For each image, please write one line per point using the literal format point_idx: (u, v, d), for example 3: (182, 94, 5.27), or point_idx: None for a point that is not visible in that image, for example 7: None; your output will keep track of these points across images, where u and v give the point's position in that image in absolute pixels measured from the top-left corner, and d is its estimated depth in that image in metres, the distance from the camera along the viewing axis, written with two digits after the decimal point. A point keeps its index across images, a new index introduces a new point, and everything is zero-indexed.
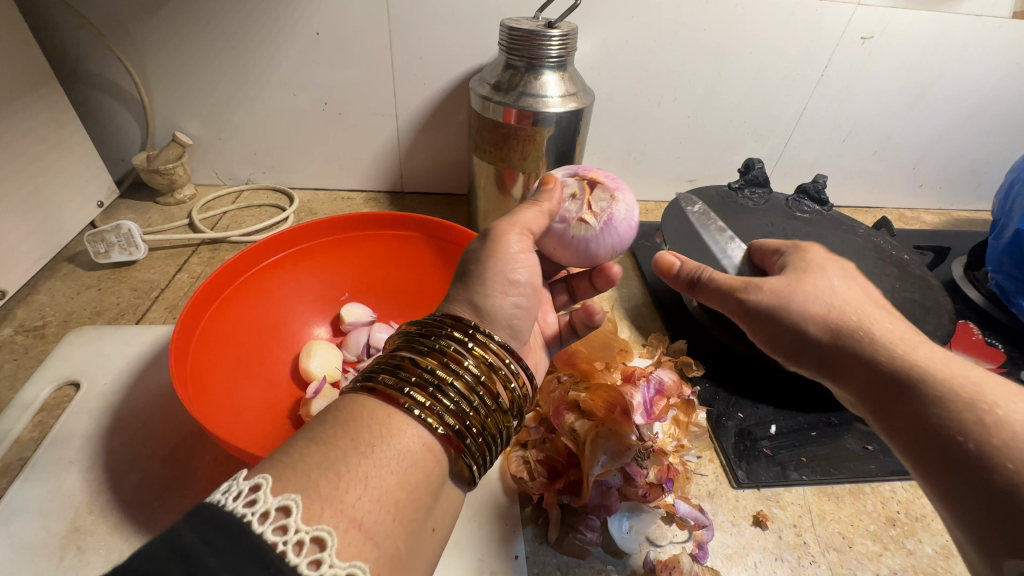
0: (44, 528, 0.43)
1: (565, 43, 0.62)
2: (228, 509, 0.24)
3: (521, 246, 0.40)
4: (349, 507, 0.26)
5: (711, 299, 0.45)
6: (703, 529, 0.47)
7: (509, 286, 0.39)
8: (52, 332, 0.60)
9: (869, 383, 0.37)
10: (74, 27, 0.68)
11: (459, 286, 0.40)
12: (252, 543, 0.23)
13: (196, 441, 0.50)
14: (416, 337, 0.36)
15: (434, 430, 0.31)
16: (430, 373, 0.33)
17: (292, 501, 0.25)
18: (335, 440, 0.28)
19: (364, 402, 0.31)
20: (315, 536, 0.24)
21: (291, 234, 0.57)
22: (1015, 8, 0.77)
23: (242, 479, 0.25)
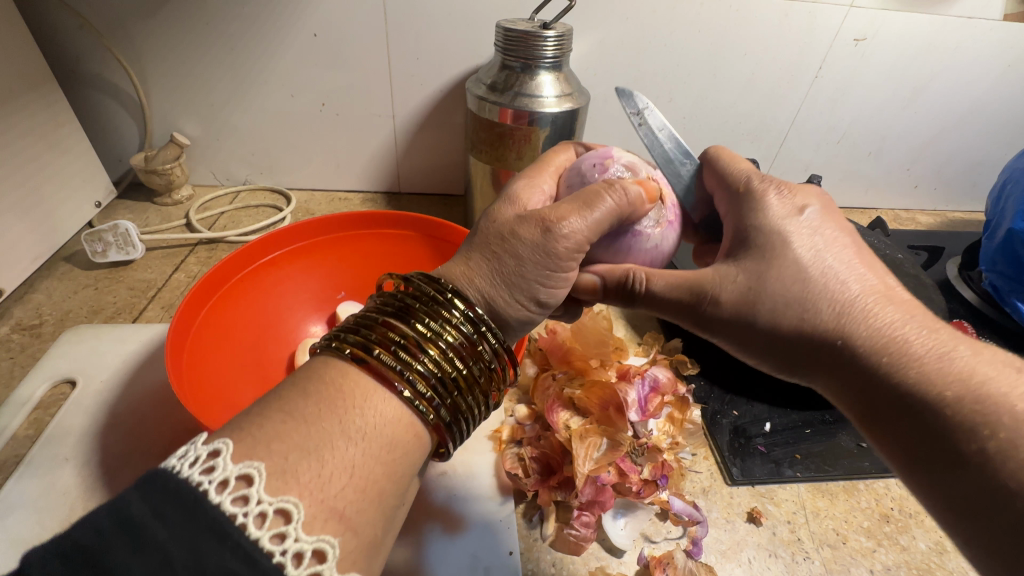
0: (38, 524, 0.43)
1: (560, 43, 0.63)
2: (183, 477, 0.24)
3: (570, 265, 0.38)
4: (330, 497, 0.26)
5: (659, 308, 0.41)
6: (697, 525, 0.47)
7: (536, 297, 0.38)
8: (49, 330, 0.60)
9: (860, 395, 0.36)
10: (73, 28, 0.68)
11: (490, 272, 0.37)
12: (209, 514, 0.23)
13: (191, 438, 0.50)
14: (417, 310, 0.34)
15: (424, 419, 0.32)
16: (431, 361, 0.32)
17: (253, 470, 0.25)
18: (320, 418, 0.28)
19: (355, 378, 0.31)
20: (278, 508, 0.24)
21: (289, 232, 0.58)
22: (1005, 10, 0.78)
23: (200, 445, 0.25)
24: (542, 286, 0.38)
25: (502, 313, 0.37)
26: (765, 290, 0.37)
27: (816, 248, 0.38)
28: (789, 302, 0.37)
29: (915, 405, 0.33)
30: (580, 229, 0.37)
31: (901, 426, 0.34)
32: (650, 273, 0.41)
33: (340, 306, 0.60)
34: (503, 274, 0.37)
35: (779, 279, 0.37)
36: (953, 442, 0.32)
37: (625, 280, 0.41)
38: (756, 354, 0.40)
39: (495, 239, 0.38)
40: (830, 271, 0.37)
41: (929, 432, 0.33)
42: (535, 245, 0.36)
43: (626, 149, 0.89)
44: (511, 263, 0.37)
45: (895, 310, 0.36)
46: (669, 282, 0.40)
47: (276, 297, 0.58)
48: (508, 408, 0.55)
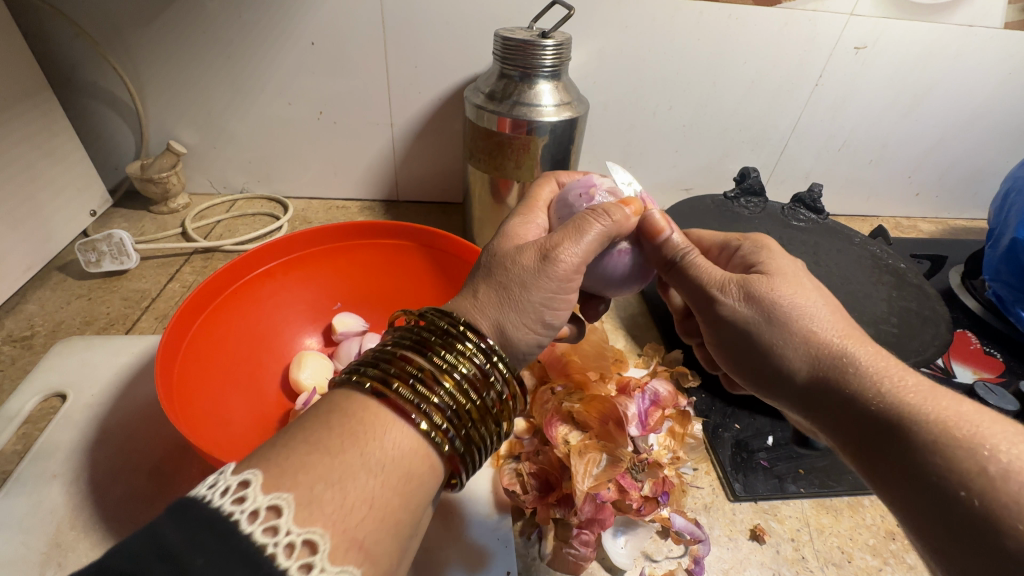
0: (23, 544, 0.42)
1: (559, 52, 0.62)
2: (215, 507, 0.23)
3: (571, 285, 0.38)
4: (352, 527, 0.25)
5: (682, 287, 0.43)
6: (699, 544, 0.46)
7: (541, 323, 0.37)
8: (40, 342, 0.59)
9: (853, 417, 0.34)
10: (70, 37, 0.68)
11: (493, 298, 0.36)
12: (241, 543, 0.22)
13: (183, 454, 0.49)
14: (432, 344, 0.33)
15: (440, 450, 0.30)
16: (447, 394, 0.31)
17: (282, 500, 0.24)
18: (341, 448, 0.27)
19: (375, 411, 0.30)
20: (306, 538, 0.23)
21: (283, 243, 0.56)
22: (1007, 18, 0.78)
23: (230, 474, 0.25)
24: (549, 309, 0.37)
25: (513, 336, 0.36)
26: (776, 307, 0.38)
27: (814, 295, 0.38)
28: (797, 318, 0.37)
29: (898, 438, 0.32)
30: (577, 252, 0.37)
31: (887, 460, 0.32)
32: (696, 254, 0.42)
33: (337, 317, 0.60)
34: (508, 300, 0.36)
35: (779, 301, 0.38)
36: (936, 477, 0.29)
37: (677, 252, 0.42)
38: (756, 375, 0.40)
39: (500, 268, 0.37)
40: (816, 308, 0.38)
41: (915, 469, 0.30)
42: (536, 270, 0.36)
43: (626, 156, 0.88)
44: (513, 287, 0.36)
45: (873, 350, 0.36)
46: (705, 266, 0.41)
47: (269, 309, 0.57)
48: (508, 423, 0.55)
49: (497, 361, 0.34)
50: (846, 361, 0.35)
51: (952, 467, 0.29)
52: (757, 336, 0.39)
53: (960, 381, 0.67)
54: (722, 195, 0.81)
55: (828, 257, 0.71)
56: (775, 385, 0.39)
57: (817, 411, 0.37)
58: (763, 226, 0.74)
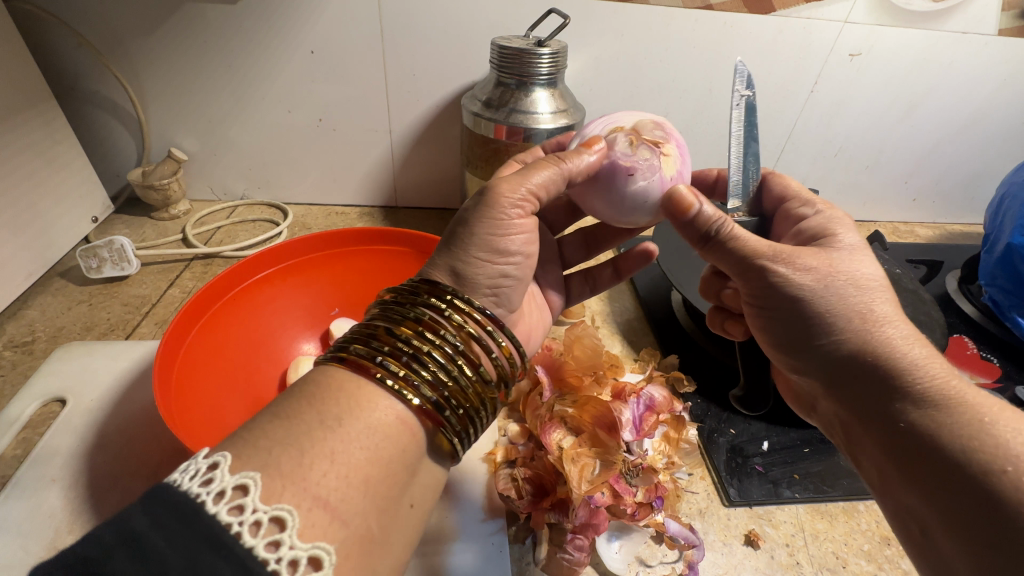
0: (21, 549, 0.42)
1: (554, 61, 0.63)
2: (184, 489, 0.24)
3: (522, 213, 0.39)
4: (313, 484, 0.27)
5: (724, 260, 0.42)
6: (693, 549, 0.46)
7: (497, 254, 0.39)
8: (41, 347, 0.60)
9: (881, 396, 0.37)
10: (73, 46, 0.69)
11: (443, 250, 0.40)
12: (206, 523, 0.23)
13: (180, 459, 0.49)
14: (392, 306, 0.36)
15: (405, 400, 0.32)
16: (404, 343, 0.33)
17: (249, 479, 0.25)
18: (300, 413, 0.29)
19: (333, 371, 0.32)
20: (273, 516, 0.24)
21: (278, 250, 0.58)
22: (1000, 26, 0.78)
23: (201, 459, 0.26)
24: (495, 236, 0.39)
25: (467, 273, 0.39)
26: (834, 292, 0.38)
27: (880, 289, 0.39)
28: (856, 314, 0.38)
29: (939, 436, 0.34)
30: (519, 184, 0.39)
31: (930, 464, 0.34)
32: (734, 224, 0.40)
33: (334, 323, 0.60)
34: (455, 240, 0.39)
35: (841, 282, 0.39)
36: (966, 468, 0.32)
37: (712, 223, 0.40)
38: (801, 345, 0.41)
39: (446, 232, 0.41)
40: (874, 286, 0.39)
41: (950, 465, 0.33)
42: (476, 205, 0.39)
43: None
44: (458, 229, 0.39)
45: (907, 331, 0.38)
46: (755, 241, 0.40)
47: (267, 316, 0.58)
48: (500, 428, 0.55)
49: (452, 300, 0.36)
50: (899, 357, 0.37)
51: (986, 464, 0.31)
52: (813, 315, 0.39)
53: None
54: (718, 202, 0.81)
55: None
56: (820, 364, 0.41)
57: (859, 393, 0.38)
58: None
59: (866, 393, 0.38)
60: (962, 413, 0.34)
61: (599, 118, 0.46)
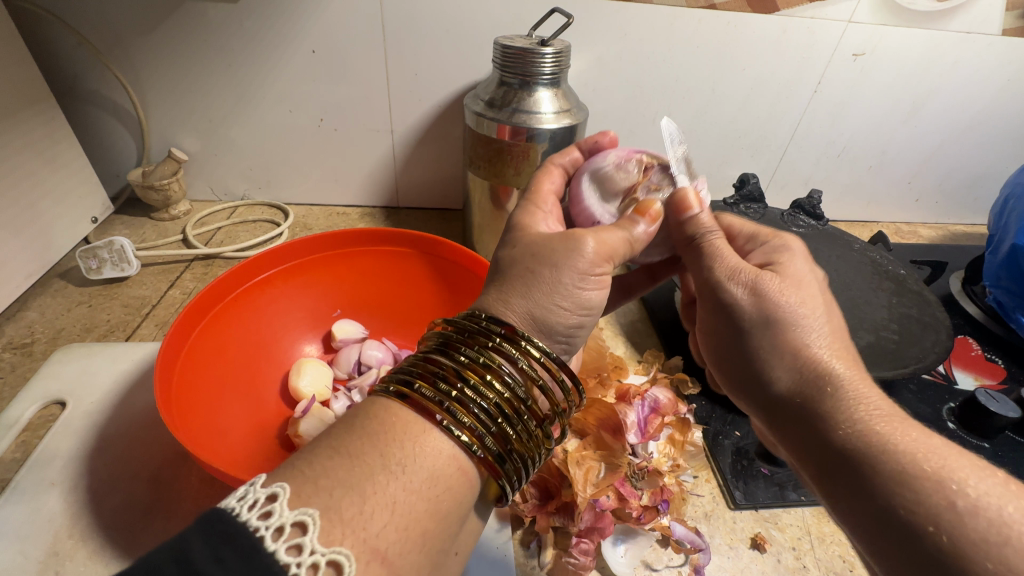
0: (20, 554, 0.42)
1: (558, 61, 0.62)
2: (241, 521, 0.24)
3: (603, 270, 0.37)
4: (372, 536, 0.26)
5: (695, 269, 0.42)
6: (700, 552, 0.46)
7: (576, 304, 0.37)
8: (40, 349, 0.59)
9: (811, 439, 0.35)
10: (72, 45, 0.69)
11: (515, 290, 0.36)
12: (265, 560, 0.23)
13: (181, 462, 0.49)
14: (457, 344, 0.34)
15: (470, 452, 0.30)
16: (474, 392, 0.32)
17: (307, 516, 0.24)
18: (362, 452, 0.28)
19: (398, 412, 0.30)
20: (330, 559, 0.24)
21: (281, 251, 0.57)
22: (1004, 25, 0.78)
23: (259, 487, 0.25)
24: (580, 287, 0.37)
25: (547, 321, 0.36)
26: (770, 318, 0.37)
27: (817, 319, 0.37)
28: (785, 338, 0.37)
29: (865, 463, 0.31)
30: (601, 241, 0.37)
31: (855, 489, 0.31)
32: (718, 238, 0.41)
33: (336, 324, 0.60)
34: (536, 284, 0.36)
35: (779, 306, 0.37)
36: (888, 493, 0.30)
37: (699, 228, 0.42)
38: (744, 380, 0.40)
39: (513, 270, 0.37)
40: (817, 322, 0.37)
41: (864, 487, 0.31)
42: (563, 249, 0.36)
43: None
44: (537, 272, 0.36)
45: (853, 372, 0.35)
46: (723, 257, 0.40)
47: (268, 317, 0.57)
48: None
49: (526, 347, 0.34)
50: (832, 382, 0.35)
51: (920, 505, 0.29)
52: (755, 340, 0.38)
53: (961, 388, 0.66)
54: (721, 202, 0.81)
55: (828, 264, 0.72)
56: (752, 393, 0.40)
57: (791, 432, 0.36)
58: None
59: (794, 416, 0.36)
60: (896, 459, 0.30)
61: (580, 184, 0.45)
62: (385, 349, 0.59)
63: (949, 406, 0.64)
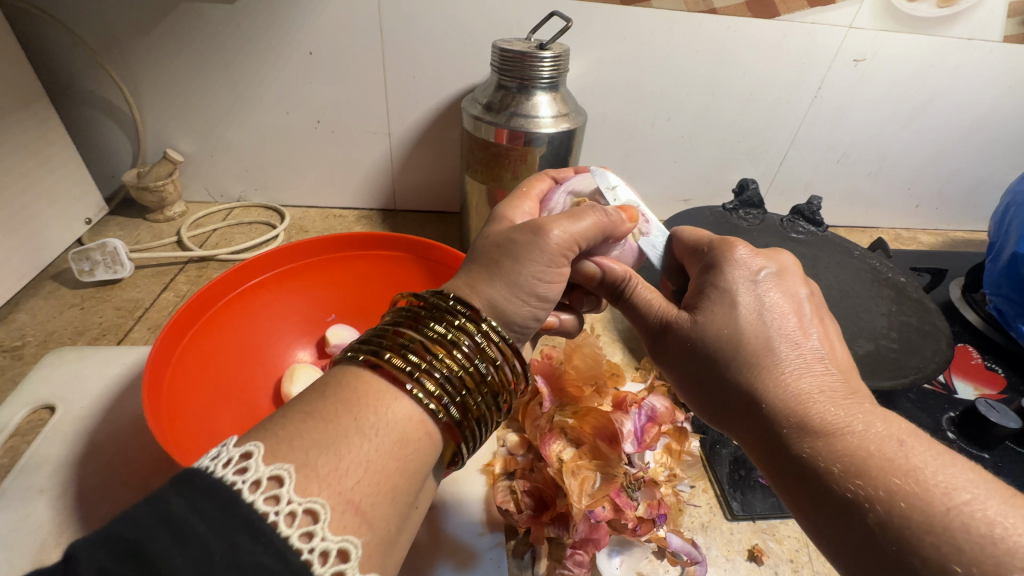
0: (5, 562, 0.41)
1: (557, 64, 0.62)
2: (218, 476, 0.24)
3: (564, 261, 0.39)
4: (347, 489, 0.26)
5: (634, 319, 0.45)
6: (696, 564, 0.45)
7: (535, 296, 0.38)
8: (31, 352, 0.59)
9: (774, 451, 0.36)
10: (67, 45, 0.68)
11: (484, 277, 0.37)
12: (243, 512, 0.23)
13: (172, 468, 0.48)
14: (425, 319, 0.34)
15: (436, 418, 0.31)
16: (440, 362, 0.32)
17: (283, 470, 0.24)
18: (335, 417, 0.28)
19: (368, 380, 0.30)
20: (307, 507, 0.24)
21: (275, 255, 0.56)
22: (1005, 32, 0.78)
23: (233, 446, 0.25)
24: (540, 280, 0.38)
25: (507, 309, 0.37)
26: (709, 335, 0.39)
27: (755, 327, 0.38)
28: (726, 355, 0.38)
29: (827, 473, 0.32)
30: (568, 235, 0.39)
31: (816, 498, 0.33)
32: (642, 285, 0.44)
33: (330, 329, 0.59)
34: (500, 272, 0.37)
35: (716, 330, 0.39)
36: (846, 489, 0.31)
37: (620, 280, 0.44)
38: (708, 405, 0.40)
39: (489, 249, 0.39)
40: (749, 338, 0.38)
41: (820, 498, 0.33)
42: (526, 242, 0.38)
43: (625, 167, 0.88)
44: (503, 260, 0.38)
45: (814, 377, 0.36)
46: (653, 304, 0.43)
47: (263, 321, 0.57)
48: (499, 438, 0.54)
49: (489, 329, 0.35)
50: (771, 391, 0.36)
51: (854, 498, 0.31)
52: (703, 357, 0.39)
53: (960, 397, 0.66)
54: (720, 207, 0.80)
55: (827, 270, 0.71)
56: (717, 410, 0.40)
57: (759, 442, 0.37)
58: (763, 238, 0.74)
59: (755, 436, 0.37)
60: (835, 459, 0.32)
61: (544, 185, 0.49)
62: None
63: (949, 415, 0.63)
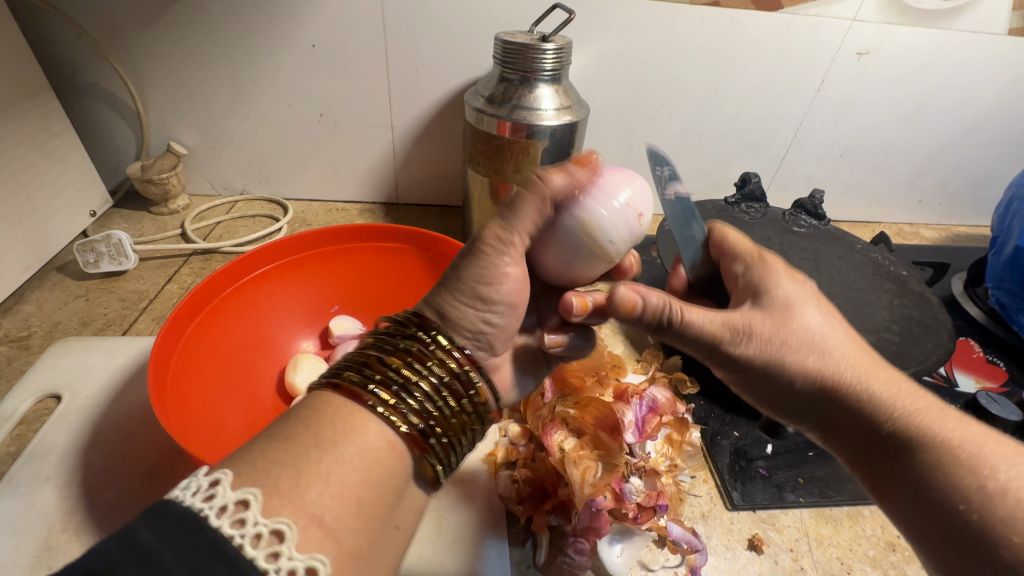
0: (13, 548, 0.41)
1: (559, 56, 0.62)
2: (185, 504, 0.24)
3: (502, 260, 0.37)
4: (308, 504, 0.26)
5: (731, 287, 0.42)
6: (696, 554, 0.46)
7: (484, 297, 0.37)
8: (37, 342, 0.59)
9: (863, 442, 0.37)
10: (72, 37, 0.68)
11: (441, 288, 0.38)
12: (209, 536, 0.23)
13: (176, 457, 0.49)
14: (384, 336, 0.35)
15: (396, 429, 0.31)
16: (396, 372, 0.33)
17: (250, 494, 0.25)
18: (297, 436, 0.29)
19: (328, 398, 0.31)
20: (273, 528, 0.24)
21: (280, 245, 0.57)
22: (1010, 25, 0.77)
23: (202, 474, 0.25)
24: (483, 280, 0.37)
25: (455, 317, 0.37)
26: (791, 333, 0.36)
27: (822, 325, 0.37)
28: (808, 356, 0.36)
29: (930, 478, 0.34)
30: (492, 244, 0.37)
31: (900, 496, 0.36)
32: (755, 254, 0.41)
33: (334, 319, 0.59)
34: (448, 284, 0.38)
35: (783, 343, 0.36)
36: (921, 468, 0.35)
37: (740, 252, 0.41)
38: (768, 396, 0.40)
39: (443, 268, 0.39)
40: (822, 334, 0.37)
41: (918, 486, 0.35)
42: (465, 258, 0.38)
43: (627, 160, 0.88)
44: (451, 271, 0.38)
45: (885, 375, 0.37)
46: (704, 324, 0.36)
47: (267, 312, 0.57)
48: (500, 428, 0.54)
49: (443, 337, 0.35)
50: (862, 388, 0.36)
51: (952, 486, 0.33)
52: (773, 369, 0.37)
53: (962, 390, 0.66)
54: (722, 201, 0.80)
55: (829, 263, 0.71)
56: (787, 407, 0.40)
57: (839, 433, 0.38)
58: (764, 232, 0.75)
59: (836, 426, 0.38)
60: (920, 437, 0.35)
61: None
62: None
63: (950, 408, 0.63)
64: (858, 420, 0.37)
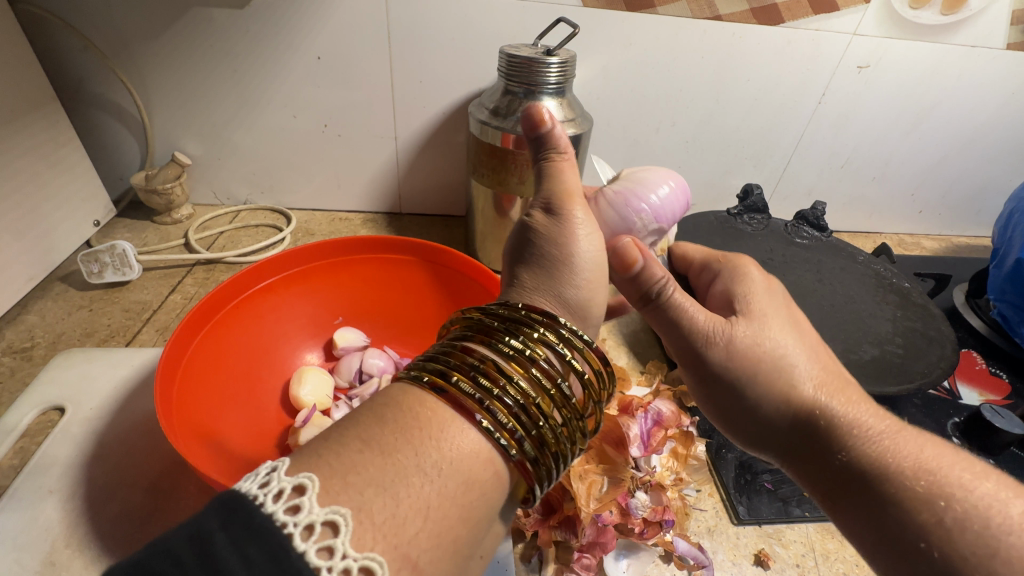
0: (16, 563, 0.41)
1: (563, 70, 0.62)
2: (267, 514, 0.23)
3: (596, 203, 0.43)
4: (404, 543, 0.25)
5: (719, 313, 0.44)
6: (702, 569, 0.46)
7: (597, 285, 0.38)
8: (40, 353, 0.59)
9: (834, 476, 0.38)
10: (78, 49, 0.69)
11: (529, 272, 0.38)
12: (294, 562, 0.21)
13: (180, 471, 0.48)
14: (500, 332, 0.33)
15: (507, 454, 0.30)
16: (515, 384, 0.31)
17: (339, 516, 0.24)
18: (396, 449, 0.27)
19: (434, 406, 0.29)
20: (363, 565, 0.23)
21: (283, 258, 0.56)
22: (1009, 39, 0.78)
23: (286, 478, 0.25)
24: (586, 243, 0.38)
25: (572, 301, 0.37)
26: (761, 347, 0.40)
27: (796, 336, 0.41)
28: (777, 366, 0.39)
29: (878, 493, 0.35)
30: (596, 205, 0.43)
31: (853, 505, 0.37)
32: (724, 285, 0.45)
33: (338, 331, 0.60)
34: (551, 267, 0.37)
35: (757, 348, 0.40)
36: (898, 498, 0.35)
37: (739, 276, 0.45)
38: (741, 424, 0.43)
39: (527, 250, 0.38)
40: (792, 351, 0.40)
41: (879, 521, 0.35)
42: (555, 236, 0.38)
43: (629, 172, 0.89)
44: (545, 249, 0.37)
45: (859, 406, 0.39)
46: (688, 308, 0.40)
47: (272, 324, 0.58)
48: None
49: (568, 333, 0.34)
50: (828, 413, 0.38)
51: (915, 522, 0.33)
52: (737, 383, 0.40)
53: (966, 403, 0.66)
54: (725, 212, 0.81)
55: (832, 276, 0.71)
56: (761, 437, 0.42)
57: (811, 468, 0.39)
58: (768, 244, 0.75)
59: (807, 461, 0.39)
60: (885, 472, 0.36)
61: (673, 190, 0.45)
62: (386, 359, 0.60)
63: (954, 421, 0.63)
64: (823, 447, 0.38)
